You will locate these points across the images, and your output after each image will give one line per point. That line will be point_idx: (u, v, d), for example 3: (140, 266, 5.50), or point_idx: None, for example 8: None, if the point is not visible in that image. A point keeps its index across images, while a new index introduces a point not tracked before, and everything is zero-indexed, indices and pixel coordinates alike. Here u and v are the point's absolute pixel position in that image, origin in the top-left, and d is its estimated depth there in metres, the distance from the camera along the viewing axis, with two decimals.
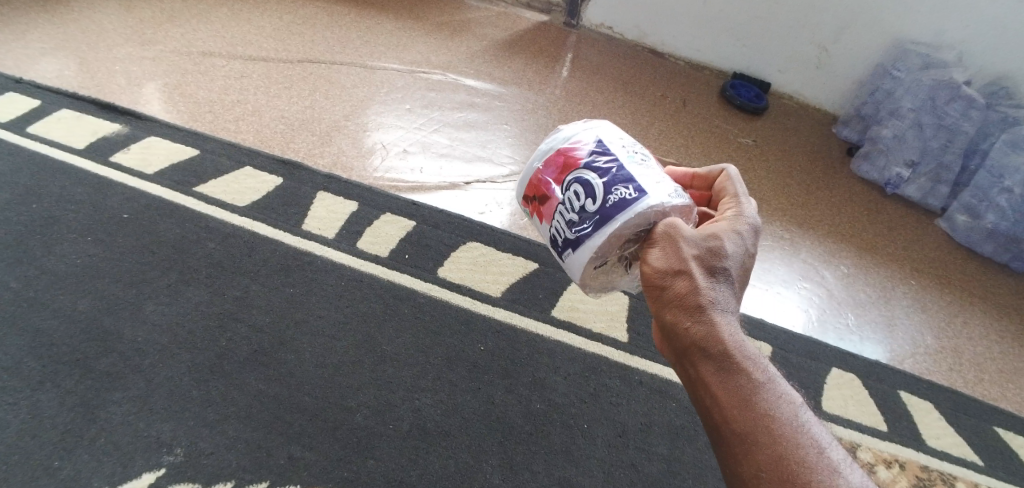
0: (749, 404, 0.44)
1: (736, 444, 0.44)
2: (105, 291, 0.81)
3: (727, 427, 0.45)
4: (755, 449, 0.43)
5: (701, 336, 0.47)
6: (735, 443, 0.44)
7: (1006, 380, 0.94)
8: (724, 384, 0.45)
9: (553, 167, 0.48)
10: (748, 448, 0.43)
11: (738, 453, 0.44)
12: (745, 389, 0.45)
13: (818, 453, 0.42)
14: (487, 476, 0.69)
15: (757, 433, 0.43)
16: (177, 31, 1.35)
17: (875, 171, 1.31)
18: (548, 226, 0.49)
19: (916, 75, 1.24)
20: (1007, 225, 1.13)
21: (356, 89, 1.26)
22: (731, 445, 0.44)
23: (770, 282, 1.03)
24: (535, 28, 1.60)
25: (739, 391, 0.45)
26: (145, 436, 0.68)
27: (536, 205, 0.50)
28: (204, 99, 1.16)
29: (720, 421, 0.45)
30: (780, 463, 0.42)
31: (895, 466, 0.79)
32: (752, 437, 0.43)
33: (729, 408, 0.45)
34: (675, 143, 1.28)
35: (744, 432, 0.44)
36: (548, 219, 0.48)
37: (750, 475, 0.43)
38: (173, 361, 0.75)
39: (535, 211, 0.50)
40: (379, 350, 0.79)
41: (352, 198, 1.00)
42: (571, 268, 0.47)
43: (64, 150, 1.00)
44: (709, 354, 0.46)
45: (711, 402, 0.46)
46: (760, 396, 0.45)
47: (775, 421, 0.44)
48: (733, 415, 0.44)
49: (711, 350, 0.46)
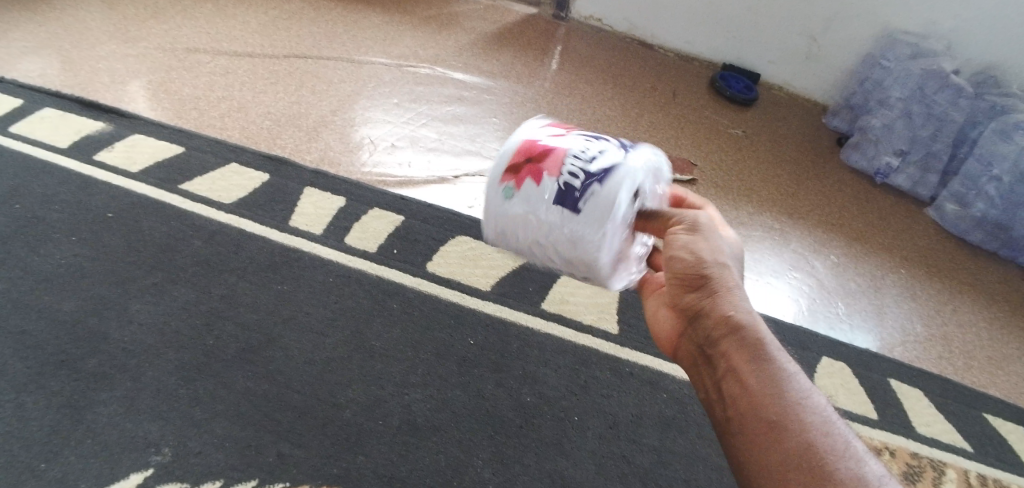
0: (776, 394, 0.46)
1: (764, 433, 0.44)
2: (91, 291, 0.80)
3: (754, 416, 0.46)
4: (782, 436, 0.44)
5: (730, 331, 0.50)
6: (761, 432, 0.45)
7: (995, 367, 0.95)
8: (754, 374, 0.47)
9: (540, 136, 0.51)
10: (775, 436, 0.44)
11: (764, 442, 0.44)
12: (772, 379, 0.47)
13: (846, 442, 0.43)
14: (478, 471, 0.69)
15: (785, 422, 0.45)
16: (161, 28, 1.33)
17: (864, 161, 1.31)
18: (555, 180, 0.48)
19: (905, 64, 1.23)
20: (995, 213, 1.14)
21: (343, 84, 1.25)
22: (757, 435, 0.45)
23: (760, 272, 1.03)
24: (524, 21, 1.59)
25: (767, 381, 0.47)
26: (133, 436, 0.67)
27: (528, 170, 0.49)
28: (190, 96, 1.15)
29: (747, 411, 0.46)
30: (809, 450, 0.42)
31: (885, 453, 0.79)
32: (780, 425, 0.44)
33: (756, 396, 0.46)
34: (665, 135, 1.28)
35: (772, 421, 0.45)
36: (554, 174, 0.48)
37: (776, 463, 0.43)
38: (160, 361, 0.74)
39: (529, 176, 0.49)
40: (368, 346, 0.79)
41: (339, 193, 0.99)
42: (599, 208, 0.47)
43: (48, 150, 0.98)
44: (738, 346, 0.49)
45: (739, 391, 0.47)
46: (788, 386, 0.46)
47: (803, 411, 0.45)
48: (761, 403, 0.46)
49: (741, 343, 0.49)
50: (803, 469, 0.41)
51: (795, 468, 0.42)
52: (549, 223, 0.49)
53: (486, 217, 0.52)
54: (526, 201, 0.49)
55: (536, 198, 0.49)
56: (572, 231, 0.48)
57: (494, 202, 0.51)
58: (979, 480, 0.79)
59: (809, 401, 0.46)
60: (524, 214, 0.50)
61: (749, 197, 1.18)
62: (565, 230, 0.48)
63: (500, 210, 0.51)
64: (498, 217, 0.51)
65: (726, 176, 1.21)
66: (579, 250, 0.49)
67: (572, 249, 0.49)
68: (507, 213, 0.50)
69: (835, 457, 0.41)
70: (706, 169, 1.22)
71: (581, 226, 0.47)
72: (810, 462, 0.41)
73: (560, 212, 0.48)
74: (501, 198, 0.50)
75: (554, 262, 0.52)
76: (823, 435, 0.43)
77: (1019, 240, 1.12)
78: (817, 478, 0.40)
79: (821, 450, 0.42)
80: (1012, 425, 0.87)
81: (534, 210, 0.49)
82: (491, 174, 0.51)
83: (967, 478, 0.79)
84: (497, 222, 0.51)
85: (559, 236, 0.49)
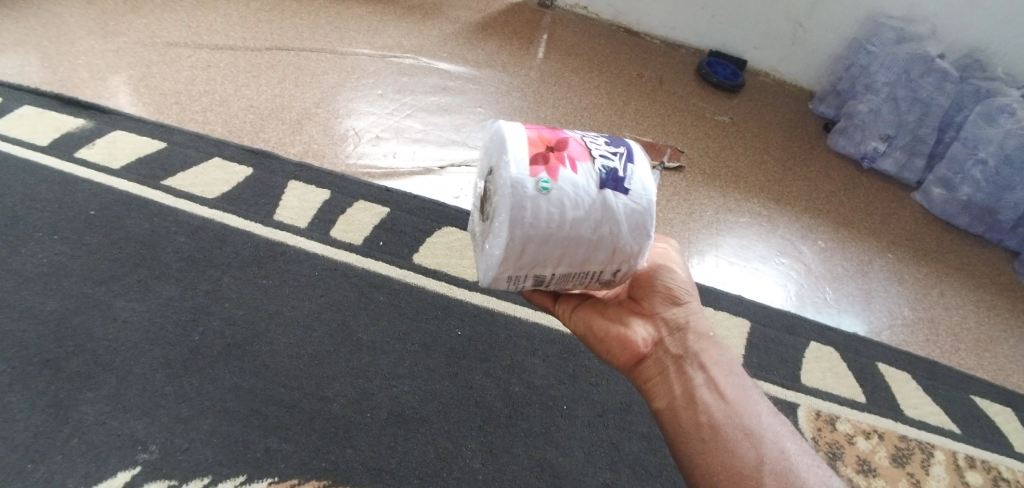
0: (749, 408, 0.51)
1: (742, 440, 0.49)
2: (74, 289, 0.79)
3: (734, 424, 0.50)
4: (760, 445, 0.49)
5: (707, 348, 0.55)
6: (739, 438, 0.49)
7: (983, 349, 0.96)
8: (728, 387, 0.52)
9: (534, 129, 0.47)
10: (752, 443, 0.49)
11: (743, 449, 0.48)
12: (744, 395, 0.52)
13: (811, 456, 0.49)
14: (467, 461, 0.69)
15: (758, 434, 0.49)
16: (141, 22, 1.30)
17: (851, 146, 1.30)
18: (590, 166, 0.45)
19: (891, 49, 1.23)
20: (981, 197, 1.14)
21: (326, 76, 1.23)
22: (737, 442, 0.48)
23: (748, 258, 1.03)
24: (509, 9, 1.58)
25: (742, 397, 0.52)
26: (120, 434, 0.66)
27: (552, 159, 0.44)
28: (171, 91, 1.13)
29: (724, 421, 0.50)
30: (780, 459, 0.48)
31: (874, 436, 0.80)
32: (755, 436, 0.49)
33: (735, 407, 0.51)
34: (652, 123, 1.28)
35: (750, 431, 0.49)
36: (586, 160, 0.45)
37: (755, 469, 0.47)
38: (145, 358, 0.73)
39: (560, 164, 0.44)
40: (354, 339, 0.78)
41: (324, 186, 0.98)
42: (641, 185, 0.46)
43: (27, 147, 0.96)
44: (713, 361, 0.54)
45: (717, 400, 0.51)
46: (758, 405, 0.52)
47: (771, 425, 0.51)
48: (738, 414, 0.50)
49: (715, 360, 0.54)
50: (780, 475, 0.47)
51: (772, 476, 0.46)
52: (597, 212, 0.44)
53: (514, 225, 0.43)
54: (567, 192, 0.43)
55: (578, 184, 0.44)
56: (620, 215, 0.45)
57: (525, 200, 0.42)
58: (967, 462, 0.80)
59: (776, 418, 0.52)
60: (567, 207, 0.43)
61: (737, 184, 1.18)
62: (615, 218, 0.44)
63: (536, 207, 0.43)
64: (534, 222, 0.43)
65: (713, 164, 1.21)
66: (629, 239, 0.46)
67: (619, 240, 0.45)
68: (547, 210, 0.43)
69: (808, 469, 0.48)
70: (693, 156, 1.21)
71: (631, 207, 0.45)
72: (786, 469, 0.47)
73: (608, 198, 0.44)
74: (536, 195, 0.43)
75: (586, 265, 0.46)
76: (792, 446, 0.49)
77: (1005, 223, 1.14)
78: (795, 481, 0.46)
79: (792, 458, 0.48)
80: (999, 407, 0.88)
81: (579, 201, 0.43)
82: (512, 169, 0.43)
83: (956, 460, 0.80)
84: (530, 230, 0.43)
85: (605, 223, 0.44)
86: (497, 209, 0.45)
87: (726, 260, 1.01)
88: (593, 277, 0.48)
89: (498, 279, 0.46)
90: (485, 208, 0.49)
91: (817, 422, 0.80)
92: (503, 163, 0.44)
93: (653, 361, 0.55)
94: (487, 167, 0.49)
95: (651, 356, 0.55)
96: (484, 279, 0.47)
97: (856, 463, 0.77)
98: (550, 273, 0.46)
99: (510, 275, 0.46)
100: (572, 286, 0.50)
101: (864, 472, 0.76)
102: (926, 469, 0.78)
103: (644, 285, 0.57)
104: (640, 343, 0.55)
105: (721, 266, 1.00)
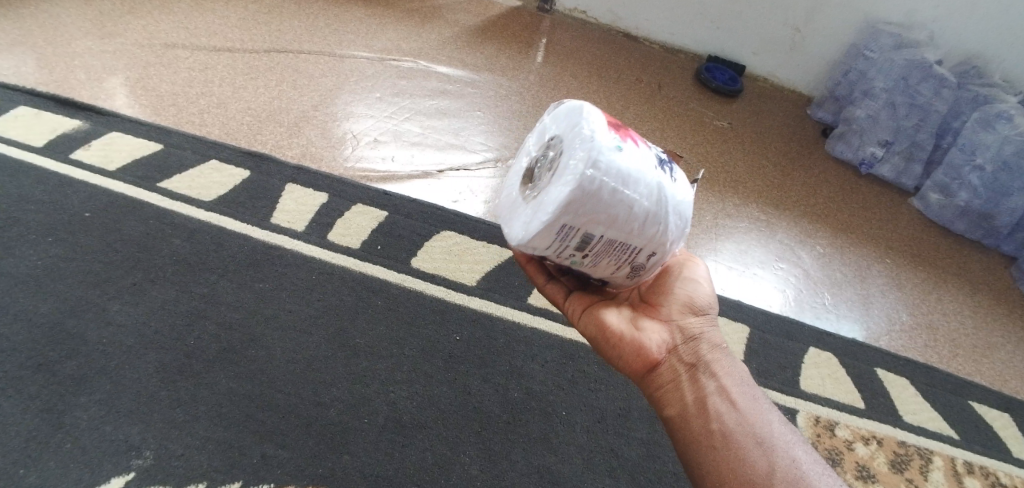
0: (760, 416, 0.51)
1: (754, 448, 0.48)
2: (68, 292, 0.78)
3: (745, 433, 0.49)
4: (772, 454, 0.48)
5: (720, 357, 0.55)
6: (750, 447, 0.48)
7: (981, 355, 0.96)
8: (740, 395, 0.52)
9: None
10: (763, 451, 0.48)
11: (755, 458, 0.48)
12: (757, 404, 0.52)
13: (822, 464, 0.49)
14: (465, 467, 0.68)
15: (770, 443, 0.49)
16: (138, 23, 1.30)
17: (849, 151, 1.31)
18: (649, 148, 0.49)
19: (889, 55, 1.23)
20: (979, 203, 1.14)
21: (324, 79, 1.23)
22: (748, 450, 0.48)
23: (748, 263, 1.03)
24: (509, 13, 1.58)
25: (755, 405, 0.52)
26: (113, 439, 0.65)
27: (621, 131, 0.48)
28: (168, 93, 1.12)
29: (736, 428, 0.49)
30: (793, 467, 0.47)
31: (873, 442, 0.80)
32: (766, 442, 0.49)
33: (747, 415, 0.50)
34: (651, 127, 1.27)
35: (762, 438, 0.49)
36: (645, 144, 0.49)
37: (767, 477, 0.47)
38: (139, 362, 0.72)
39: (628, 137, 0.47)
40: (352, 344, 0.77)
41: (321, 189, 0.97)
42: (683, 181, 0.50)
43: (22, 148, 0.95)
44: (725, 371, 0.54)
45: (728, 409, 0.51)
46: (771, 413, 0.52)
47: (785, 434, 0.50)
48: (751, 422, 0.50)
49: (728, 370, 0.54)
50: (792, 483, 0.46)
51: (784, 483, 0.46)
52: (655, 185, 0.46)
53: (590, 169, 0.43)
54: (635, 158, 0.46)
55: (642, 156, 0.46)
56: (671, 195, 0.47)
57: (602, 151, 0.44)
58: (966, 468, 0.80)
59: (789, 426, 0.51)
60: (634, 170, 0.45)
61: (736, 189, 1.18)
62: (667, 196, 0.47)
63: (609, 159, 0.44)
64: (608, 172, 0.44)
65: (712, 169, 1.21)
66: (673, 221, 0.48)
67: (666, 219, 0.47)
68: (618, 166, 0.44)
69: (821, 478, 0.47)
70: (692, 161, 1.21)
71: (678, 194, 0.48)
72: (797, 478, 0.47)
73: (663, 177, 0.47)
74: (612, 151, 0.44)
75: (632, 237, 0.46)
76: (804, 455, 0.49)
77: (1003, 228, 1.14)
78: None
79: (804, 467, 0.48)
80: (998, 412, 0.88)
81: (644, 167, 0.46)
82: (593, 124, 0.45)
83: (955, 466, 0.80)
84: (602, 179, 0.43)
85: (660, 196, 0.46)
86: (566, 160, 0.45)
87: (725, 266, 1.01)
88: (629, 257, 0.48)
89: (551, 228, 0.44)
90: (538, 174, 0.50)
91: (816, 428, 0.80)
92: (580, 119, 0.46)
93: (667, 368, 0.54)
94: (546, 138, 0.51)
95: (664, 362, 0.55)
96: (531, 229, 0.45)
97: (855, 470, 0.76)
98: (597, 238, 0.46)
99: (565, 224, 0.44)
100: (605, 265, 0.49)
101: (864, 479, 0.76)
102: (925, 475, 0.78)
103: (662, 293, 0.58)
104: (654, 349, 0.54)
105: (720, 271, 1.00)
